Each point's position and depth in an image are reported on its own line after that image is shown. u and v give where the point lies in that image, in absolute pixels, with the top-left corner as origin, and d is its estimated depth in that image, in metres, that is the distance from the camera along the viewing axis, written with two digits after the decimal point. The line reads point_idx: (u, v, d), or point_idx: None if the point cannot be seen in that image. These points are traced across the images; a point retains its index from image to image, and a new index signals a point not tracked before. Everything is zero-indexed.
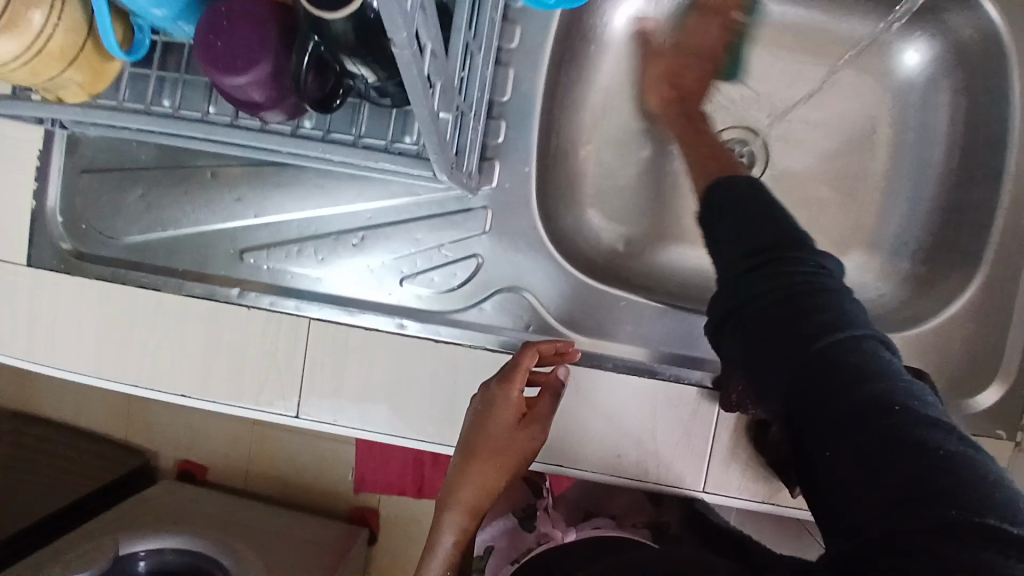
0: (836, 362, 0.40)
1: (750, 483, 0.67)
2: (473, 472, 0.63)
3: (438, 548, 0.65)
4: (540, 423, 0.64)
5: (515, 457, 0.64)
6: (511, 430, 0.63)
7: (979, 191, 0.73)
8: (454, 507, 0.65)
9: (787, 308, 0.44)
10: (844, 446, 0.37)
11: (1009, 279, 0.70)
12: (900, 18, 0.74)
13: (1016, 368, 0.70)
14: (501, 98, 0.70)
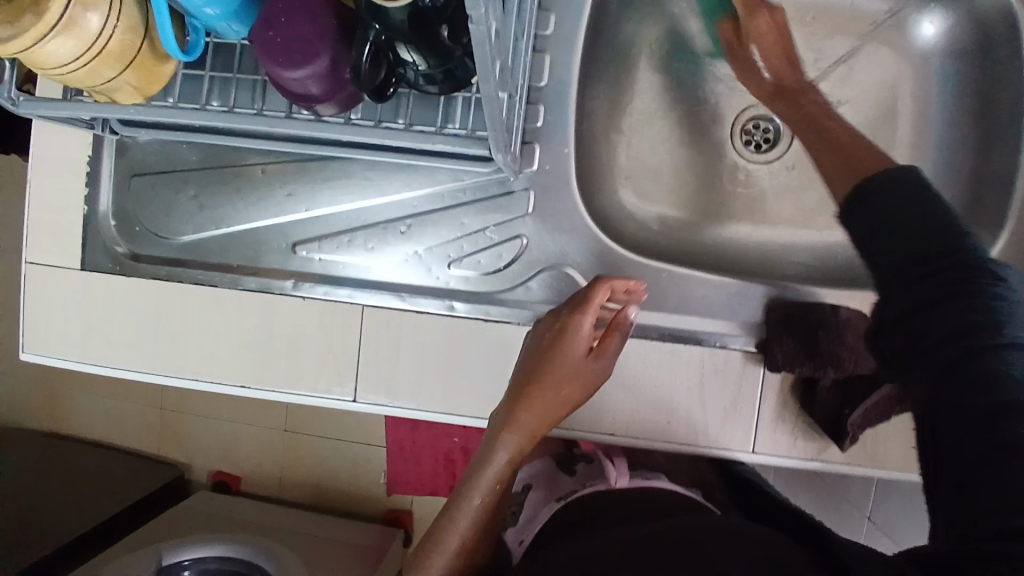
0: (977, 362, 0.41)
1: (799, 444, 0.67)
2: (528, 407, 0.58)
3: (487, 475, 0.58)
4: (606, 358, 0.59)
5: (577, 388, 0.59)
6: (579, 360, 0.59)
7: (1003, 153, 0.71)
8: (509, 435, 0.58)
9: (939, 305, 0.45)
10: (968, 448, 0.40)
11: None
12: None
13: None
14: (538, 84, 0.69)
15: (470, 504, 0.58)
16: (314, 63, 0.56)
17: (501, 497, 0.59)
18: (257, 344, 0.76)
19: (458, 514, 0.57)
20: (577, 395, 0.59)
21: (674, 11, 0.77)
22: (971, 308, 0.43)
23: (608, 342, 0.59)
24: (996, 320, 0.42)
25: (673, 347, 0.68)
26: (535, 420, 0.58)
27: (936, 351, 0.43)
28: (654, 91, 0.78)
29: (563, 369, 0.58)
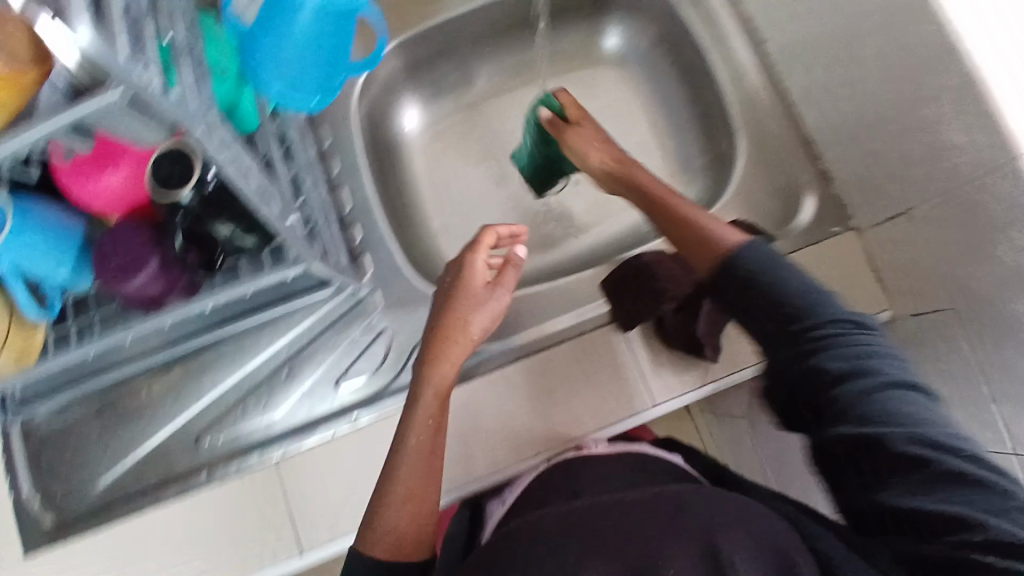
0: (857, 411, 0.46)
1: (682, 378, 0.75)
2: (448, 340, 0.65)
3: (418, 423, 0.62)
4: (505, 292, 0.69)
5: (481, 319, 0.67)
6: (480, 294, 0.68)
7: (707, 90, 0.85)
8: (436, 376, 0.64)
9: (828, 358, 0.48)
10: (896, 476, 0.44)
11: (764, 128, 0.81)
12: (593, 27, 0.94)
13: (814, 182, 0.79)
14: (345, 211, 0.79)
15: (409, 468, 0.60)
16: (147, 268, 0.66)
17: (437, 452, 0.62)
18: (203, 547, 0.75)
19: (398, 472, 0.60)
20: (484, 325, 0.67)
21: (433, 120, 0.95)
22: (847, 362, 0.47)
23: (506, 277, 0.68)
24: (860, 368, 0.47)
25: (545, 355, 0.76)
26: (454, 356, 0.65)
27: (819, 395, 0.48)
28: (446, 178, 0.93)
29: (468, 300, 0.67)
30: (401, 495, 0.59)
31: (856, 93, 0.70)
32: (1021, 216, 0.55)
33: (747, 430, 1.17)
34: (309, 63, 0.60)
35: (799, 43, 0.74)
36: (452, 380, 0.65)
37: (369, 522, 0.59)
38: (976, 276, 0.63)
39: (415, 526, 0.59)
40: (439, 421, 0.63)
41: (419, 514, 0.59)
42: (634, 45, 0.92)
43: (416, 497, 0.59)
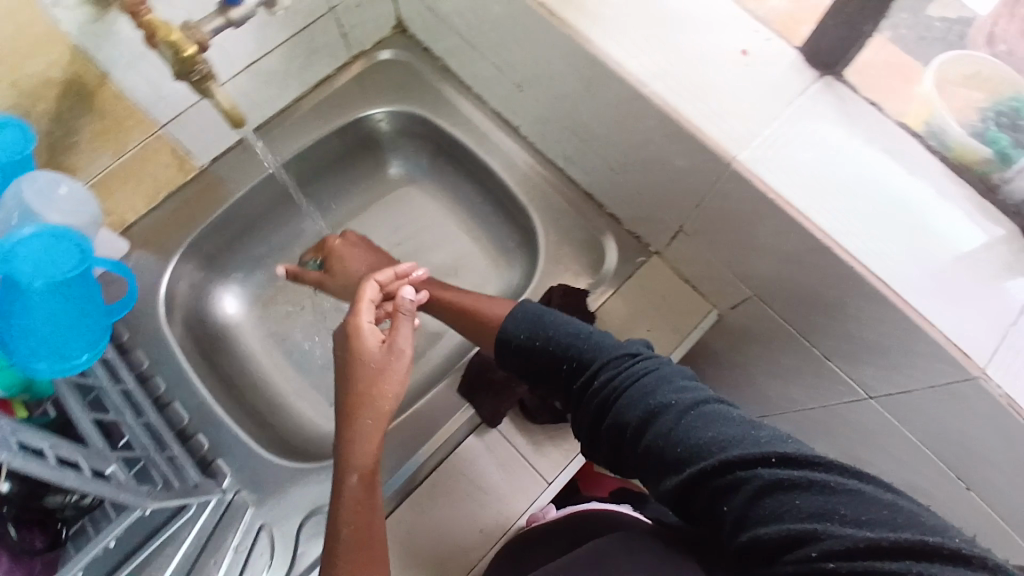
0: (665, 445, 0.48)
1: (563, 449, 0.76)
2: (359, 417, 0.59)
3: (348, 512, 0.55)
4: (402, 343, 0.62)
5: (391, 382, 0.60)
6: (379, 355, 0.62)
7: (489, 178, 0.90)
8: (356, 456, 0.57)
9: (630, 414, 0.51)
10: (723, 501, 0.44)
11: (548, 194, 0.86)
12: (376, 155, 0.96)
13: (608, 226, 0.84)
14: (183, 424, 0.75)
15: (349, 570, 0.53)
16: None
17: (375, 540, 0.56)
18: None
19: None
20: (394, 377, 0.61)
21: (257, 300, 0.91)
22: (644, 403, 0.50)
23: (395, 328, 0.63)
24: (657, 404, 0.50)
25: (429, 483, 0.74)
26: (372, 435, 0.58)
27: (634, 440, 0.50)
28: (271, 345, 0.90)
29: (367, 360, 0.61)
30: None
31: (601, 146, 0.76)
32: (759, 206, 0.62)
33: None
34: (60, 339, 0.60)
35: (545, 116, 0.80)
36: (374, 455, 0.58)
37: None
38: (752, 263, 0.69)
39: None
40: (374, 512, 0.57)
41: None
42: (418, 162, 0.97)
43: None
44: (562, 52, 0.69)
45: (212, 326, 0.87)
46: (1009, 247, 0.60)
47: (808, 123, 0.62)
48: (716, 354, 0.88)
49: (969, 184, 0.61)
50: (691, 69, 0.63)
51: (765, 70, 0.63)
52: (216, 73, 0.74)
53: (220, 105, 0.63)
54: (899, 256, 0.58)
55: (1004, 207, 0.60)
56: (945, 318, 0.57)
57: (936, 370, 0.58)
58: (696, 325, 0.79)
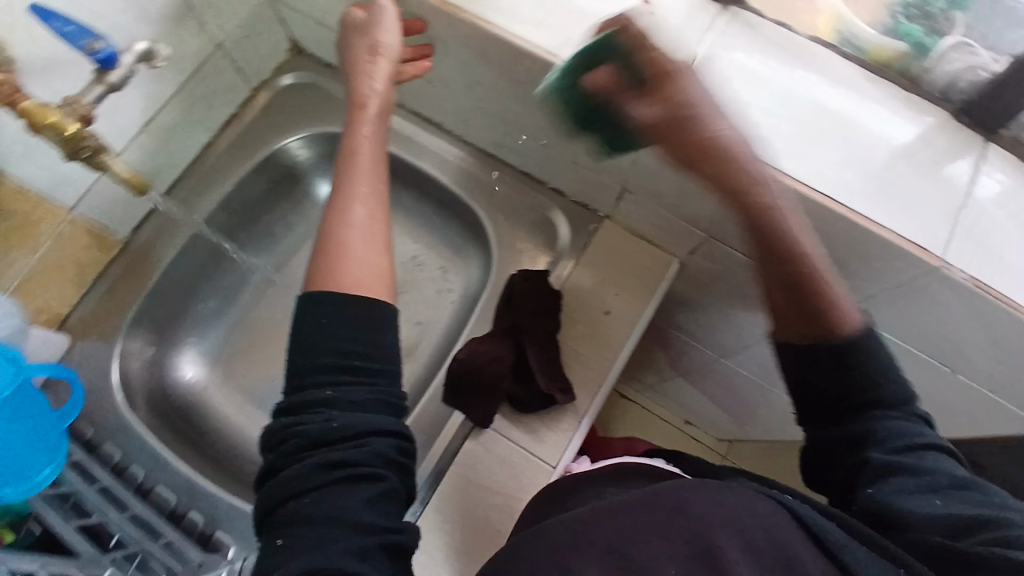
0: (923, 457, 0.50)
1: (563, 428, 0.73)
2: (362, 74, 0.59)
3: (362, 151, 0.57)
4: (388, 14, 0.59)
5: (390, 40, 0.59)
6: (367, 19, 0.60)
7: (422, 179, 0.87)
8: (362, 105, 0.58)
9: (895, 419, 0.52)
10: (937, 496, 0.47)
11: (487, 183, 0.85)
12: (303, 181, 0.92)
13: (553, 201, 0.83)
14: (172, 505, 0.72)
15: (363, 213, 0.53)
16: None
17: (385, 186, 0.57)
18: None
19: (351, 216, 0.53)
20: (388, 42, 0.59)
21: (214, 359, 0.88)
22: (913, 426, 0.52)
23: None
24: (923, 433, 0.51)
25: (434, 497, 0.71)
26: (377, 88, 0.59)
27: (889, 436, 0.51)
28: (240, 401, 0.86)
29: (362, 31, 0.59)
30: (348, 245, 0.52)
31: (525, 125, 0.74)
32: None
33: (686, 379, 1.17)
34: (16, 462, 0.60)
35: (463, 107, 0.78)
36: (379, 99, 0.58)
37: (321, 265, 0.52)
38: (699, 207, 0.68)
39: (376, 261, 0.52)
40: (381, 159, 0.57)
41: (379, 270, 0.52)
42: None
43: (375, 263, 0.52)
44: (462, 40, 0.67)
45: (174, 400, 0.84)
46: (943, 134, 0.60)
47: (723, 56, 0.61)
48: (689, 301, 0.88)
49: (893, 81, 0.61)
50: (595, 30, 0.63)
51: (669, 16, 0.63)
52: (109, 144, 0.72)
53: (118, 174, 0.63)
54: (837, 165, 0.58)
55: (930, 96, 0.61)
56: (894, 220, 0.56)
57: (898, 270, 0.58)
58: (661, 278, 0.79)
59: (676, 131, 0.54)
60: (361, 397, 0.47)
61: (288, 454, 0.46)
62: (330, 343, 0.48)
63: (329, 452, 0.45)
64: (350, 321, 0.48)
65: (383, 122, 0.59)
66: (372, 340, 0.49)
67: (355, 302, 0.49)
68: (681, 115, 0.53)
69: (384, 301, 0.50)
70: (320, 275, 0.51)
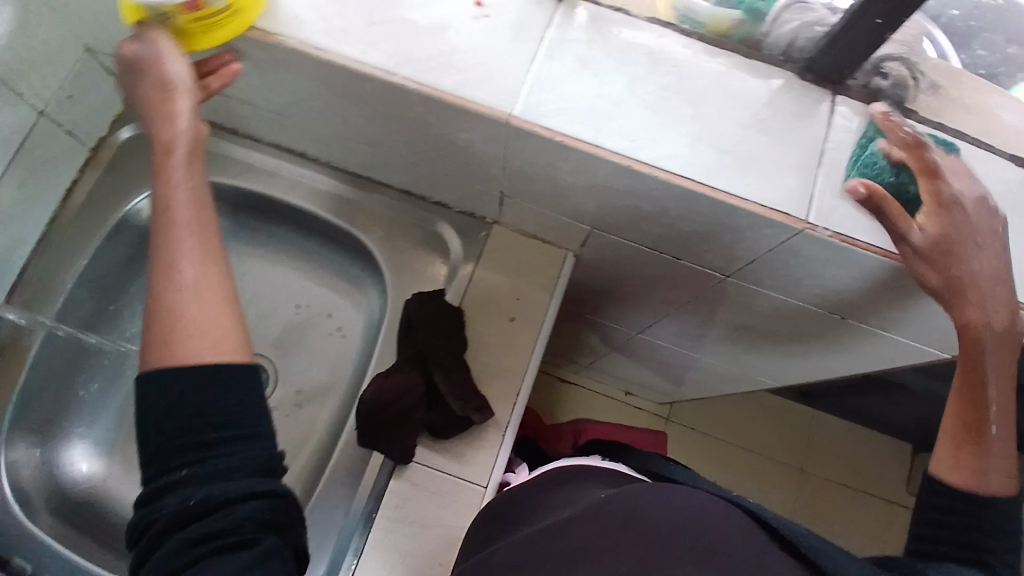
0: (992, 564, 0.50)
1: (486, 445, 0.72)
2: (159, 118, 0.53)
3: (178, 202, 0.51)
4: (168, 50, 0.54)
5: (179, 75, 0.54)
6: (144, 57, 0.53)
7: (301, 216, 0.83)
8: (165, 151, 0.52)
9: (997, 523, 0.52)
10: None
11: (367, 207, 0.81)
12: None
13: (438, 215, 0.80)
14: None
15: (193, 273, 0.49)
16: None
17: (217, 235, 0.52)
18: None
19: (183, 280, 0.49)
20: (177, 73, 0.54)
21: (113, 444, 0.83)
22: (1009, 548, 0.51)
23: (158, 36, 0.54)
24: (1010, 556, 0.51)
25: (368, 543, 0.69)
26: (179, 130, 0.53)
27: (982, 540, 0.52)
28: None
29: (144, 69, 0.53)
30: (187, 314, 0.48)
31: (391, 147, 0.71)
32: (551, 151, 0.59)
33: (615, 355, 1.18)
34: None
35: (323, 137, 0.75)
36: (183, 141, 0.53)
37: (163, 341, 0.47)
38: (576, 203, 0.67)
39: (227, 322, 0.49)
40: (205, 204, 0.52)
41: (230, 330, 0.49)
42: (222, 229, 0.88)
43: (219, 325, 0.48)
44: (297, 70, 0.63)
45: (72, 498, 0.78)
46: (792, 93, 0.60)
47: (565, 51, 0.60)
48: (594, 288, 0.87)
49: (735, 50, 0.61)
50: (431, 42, 0.60)
51: (504, 16, 0.61)
52: None
53: None
54: (689, 144, 0.58)
55: (773, 57, 0.61)
56: (755, 191, 0.57)
57: (770, 237, 0.59)
58: (558, 275, 0.78)
59: (960, 240, 0.53)
60: (218, 468, 0.45)
61: (155, 541, 0.45)
62: (183, 421, 0.46)
63: (194, 527, 0.44)
64: (205, 393, 0.46)
65: (198, 163, 0.54)
66: (223, 414, 0.46)
67: (223, 367, 0.47)
68: (970, 213, 0.54)
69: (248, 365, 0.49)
70: (162, 354, 0.47)
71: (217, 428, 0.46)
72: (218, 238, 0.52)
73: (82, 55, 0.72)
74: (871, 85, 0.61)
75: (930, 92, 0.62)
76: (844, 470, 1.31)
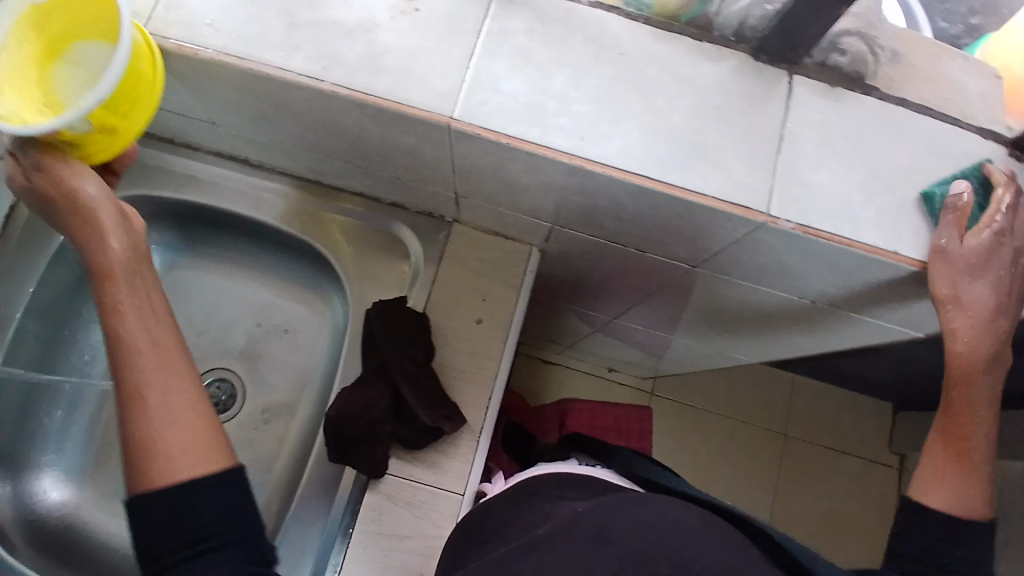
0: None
1: (461, 452, 0.71)
2: (91, 235, 0.51)
3: (126, 323, 0.48)
4: (68, 172, 0.51)
5: (92, 189, 0.51)
6: (46, 187, 0.51)
7: (253, 227, 0.80)
8: (106, 274, 0.50)
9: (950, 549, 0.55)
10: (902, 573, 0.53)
11: (323, 214, 0.78)
12: None
13: (395, 218, 0.77)
14: None
15: (157, 395, 0.47)
16: None
17: (178, 347, 0.50)
18: None
19: (148, 403, 0.47)
20: (90, 191, 0.51)
21: (83, 470, 0.81)
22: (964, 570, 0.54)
23: (53, 162, 0.51)
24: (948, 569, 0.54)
25: (346, 559, 0.67)
26: (114, 242, 0.51)
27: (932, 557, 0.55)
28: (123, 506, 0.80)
29: (53, 197, 0.51)
30: (156, 435, 0.46)
31: (337, 154, 0.68)
32: (496, 153, 0.56)
33: (593, 336, 1.17)
34: None
35: (267, 147, 0.71)
36: (122, 256, 0.50)
37: (140, 473, 0.46)
38: (530, 202, 0.65)
39: (203, 436, 0.48)
40: (159, 315, 0.50)
41: (206, 442, 0.48)
42: (174, 244, 0.85)
43: (196, 442, 0.47)
44: (226, 83, 0.59)
45: (44, 532, 0.77)
46: (746, 75, 0.57)
47: (503, 46, 0.57)
48: (563, 278, 0.86)
49: (684, 34, 0.58)
50: (360, 44, 0.56)
51: (437, 12, 0.58)
52: None
53: None
54: (640, 139, 0.55)
55: (724, 39, 0.58)
56: (713, 183, 0.54)
57: (732, 230, 0.57)
58: (523, 271, 0.76)
59: (991, 264, 0.54)
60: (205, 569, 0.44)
61: None
62: (166, 522, 0.45)
63: None
64: (197, 504, 0.45)
65: (145, 278, 0.51)
66: (207, 517, 0.45)
67: (204, 480, 0.46)
68: (1003, 248, 0.55)
69: (231, 472, 0.47)
70: (140, 474, 0.46)
71: (199, 539, 0.45)
72: (181, 351, 0.50)
73: None
74: (829, 63, 0.58)
75: (890, 64, 0.61)
76: (829, 433, 1.32)
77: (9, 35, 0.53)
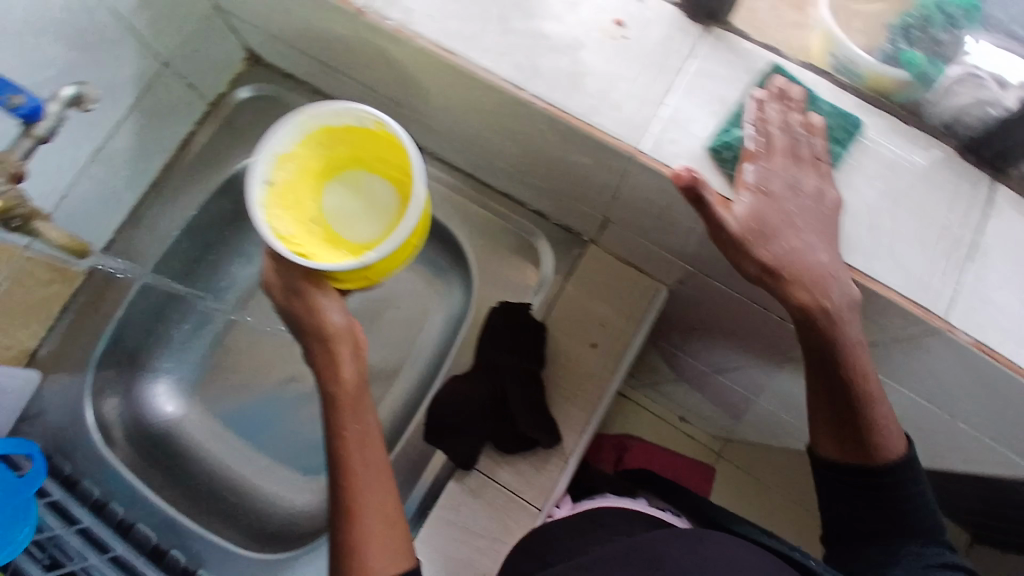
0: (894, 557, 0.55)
1: (547, 468, 0.71)
2: (331, 360, 0.58)
3: (349, 443, 0.57)
4: (326, 307, 0.58)
5: (337, 319, 0.59)
6: (304, 315, 0.59)
7: None
8: (338, 396, 0.58)
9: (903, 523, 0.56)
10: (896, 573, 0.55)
11: (466, 205, 0.81)
12: None
13: (534, 226, 0.79)
14: (154, 545, 0.73)
15: (365, 508, 0.55)
16: None
17: (382, 459, 0.58)
18: None
19: (359, 517, 0.55)
20: (336, 320, 0.59)
21: (191, 386, 0.86)
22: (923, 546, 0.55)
23: (315, 296, 0.58)
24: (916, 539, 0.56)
25: (419, 540, 0.69)
26: (348, 369, 0.58)
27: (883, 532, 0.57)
28: (218, 429, 0.85)
29: (308, 322, 0.59)
30: (362, 548, 0.54)
31: (500, 153, 0.70)
32: (671, 192, 0.57)
33: (677, 381, 1.15)
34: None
35: (434, 131, 0.74)
36: (353, 382, 0.58)
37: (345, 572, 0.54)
38: (682, 243, 0.64)
39: (395, 544, 0.55)
40: (370, 434, 0.58)
41: (399, 550, 0.55)
42: None
43: (394, 553, 0.54)
44: (425, 68, 0.62)
45: (149, 435, 0.83)
46: (947, 171, 0.55)
47: (703, 87, 0.57)
48: (678, 320, 0.84)
49: (891, 114, 0.56)
50: (564, 59, 0.58)
51: (646, 41, 0.58)
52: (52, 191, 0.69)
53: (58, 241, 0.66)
54: None
55: (931, 128, 0.56)
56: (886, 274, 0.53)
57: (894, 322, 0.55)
58: (648, 307, 0.74)
59: (778, 220, 0.52)
60: None
61: None
62: None
63: None
64: None
65: (364, 407, 0.59)
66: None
67: None
68: (779, 199, 0.53)
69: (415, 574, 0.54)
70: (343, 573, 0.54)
71: None
72: (384, 469, 0.57)
73: (210, 12, 0.74)
74: None
75: None
76: None
77: (298, 145, 0.63)
